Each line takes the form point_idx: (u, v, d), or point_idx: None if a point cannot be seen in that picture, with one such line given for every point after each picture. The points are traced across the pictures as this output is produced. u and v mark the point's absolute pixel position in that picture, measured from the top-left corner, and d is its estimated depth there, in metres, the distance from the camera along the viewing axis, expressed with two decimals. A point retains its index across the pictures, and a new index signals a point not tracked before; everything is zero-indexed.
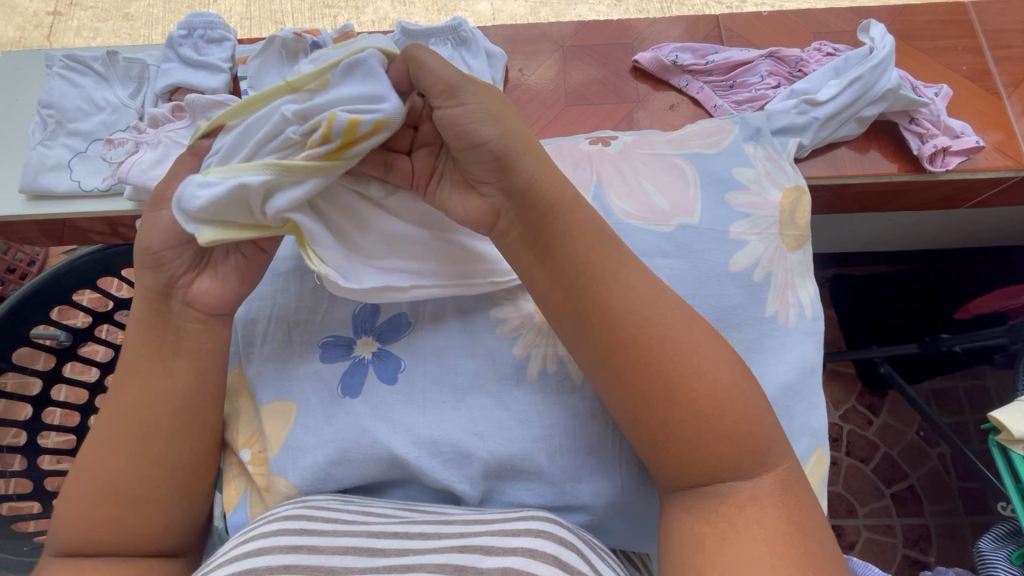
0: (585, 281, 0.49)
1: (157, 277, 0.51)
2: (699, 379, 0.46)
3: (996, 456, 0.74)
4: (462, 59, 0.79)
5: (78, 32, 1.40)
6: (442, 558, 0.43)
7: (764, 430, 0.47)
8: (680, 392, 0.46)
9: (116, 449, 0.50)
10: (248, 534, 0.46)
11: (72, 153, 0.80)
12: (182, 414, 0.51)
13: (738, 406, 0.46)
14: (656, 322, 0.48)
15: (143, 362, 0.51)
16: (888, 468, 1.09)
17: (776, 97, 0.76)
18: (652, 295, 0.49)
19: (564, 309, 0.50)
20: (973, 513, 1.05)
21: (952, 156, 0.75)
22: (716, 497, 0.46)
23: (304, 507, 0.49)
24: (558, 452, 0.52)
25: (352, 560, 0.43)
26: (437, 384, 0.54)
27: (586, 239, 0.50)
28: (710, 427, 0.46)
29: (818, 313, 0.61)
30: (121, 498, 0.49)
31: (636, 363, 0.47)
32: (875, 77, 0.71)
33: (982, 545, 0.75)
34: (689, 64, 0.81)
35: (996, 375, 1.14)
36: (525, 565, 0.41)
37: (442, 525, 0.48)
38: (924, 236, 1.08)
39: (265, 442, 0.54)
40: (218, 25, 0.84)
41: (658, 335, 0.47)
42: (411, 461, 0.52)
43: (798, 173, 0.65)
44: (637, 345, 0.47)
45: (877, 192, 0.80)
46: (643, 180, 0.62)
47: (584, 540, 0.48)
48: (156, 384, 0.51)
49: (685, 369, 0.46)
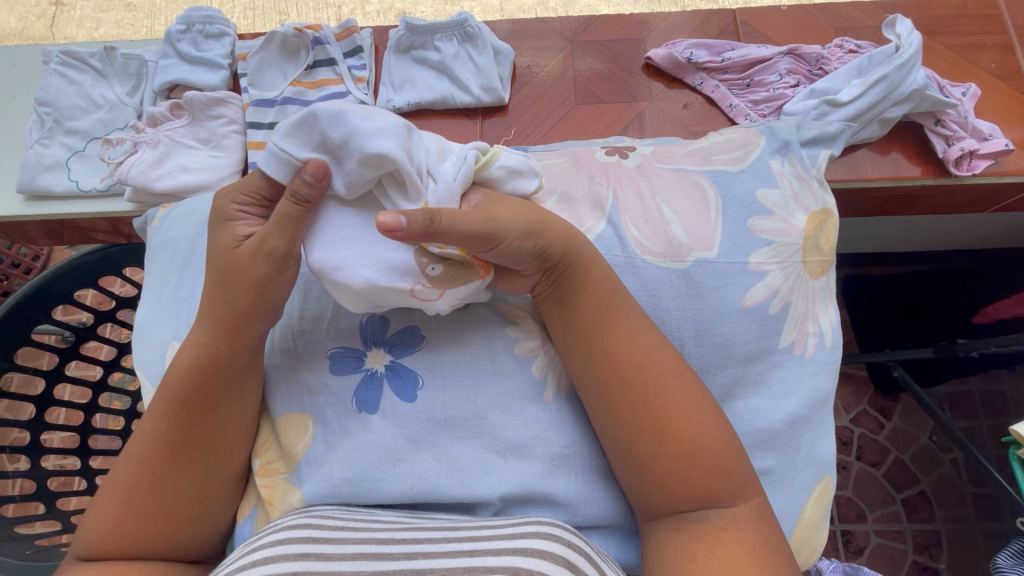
0: (597, 326, 0.50)
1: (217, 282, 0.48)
2: (686, 425, 0.47)
3: (1016, 470, 0.71)
4: (468, 56, 0.79)
5: (80, 23, 1.38)
6: (452, 562, 0.41)
7: (736, 463, 0.47)
8: (668, 429, 0.47)
9: (175, 460, 0.48)
10: (253, 544, 0.44)
11: (70, 152, 0.78)
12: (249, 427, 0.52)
13: (716, 444, 0.47)
14: (658, 367, 0.49)
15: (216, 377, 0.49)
16: (899, 473, 1.07)
17: (795, 98, 0.73)
18: (651, 348, 0.50)
19: (575, 348, 0.51)
20: (987, 519, 1.03)
21: (980, 159, 0.72)
22: (697, 523, 0.46)
23: (309, 517, 0.47)
24: (567, 471, 0.51)
25: (360, 564, 0.41)
26: (457, 400, 0.51)
27: (605, 285, 0.51)
28: (693, 469, 0.46)
29: (838, 341, 0.59)
30: (173, 511, 0.47)
31: (643, 410, 0.48)
32: (901, 76, 0.68)
33: (1000, 560, 0.73)
34: (703, 62, 0.78)
35: (1015, 381, 1.11)
36: (534, 567, 0.40)
37: (450, 531, 0.46)
38: (943, 239, 1.04)
39: (282, 452, 0.53)
40: (217, 19, 0.81)
41: (657, 378, 0.48)
42: (417, 477, 0.50)
43: (828, 197, 0.62)
44: (636, 386, 0.48)
45: (897, 196, 0.77)
46: (662, 205, 0.59)
47: (592, 548, 0.47)
48: (230, 400, 0.50)
49: (676, 410, 0.47)
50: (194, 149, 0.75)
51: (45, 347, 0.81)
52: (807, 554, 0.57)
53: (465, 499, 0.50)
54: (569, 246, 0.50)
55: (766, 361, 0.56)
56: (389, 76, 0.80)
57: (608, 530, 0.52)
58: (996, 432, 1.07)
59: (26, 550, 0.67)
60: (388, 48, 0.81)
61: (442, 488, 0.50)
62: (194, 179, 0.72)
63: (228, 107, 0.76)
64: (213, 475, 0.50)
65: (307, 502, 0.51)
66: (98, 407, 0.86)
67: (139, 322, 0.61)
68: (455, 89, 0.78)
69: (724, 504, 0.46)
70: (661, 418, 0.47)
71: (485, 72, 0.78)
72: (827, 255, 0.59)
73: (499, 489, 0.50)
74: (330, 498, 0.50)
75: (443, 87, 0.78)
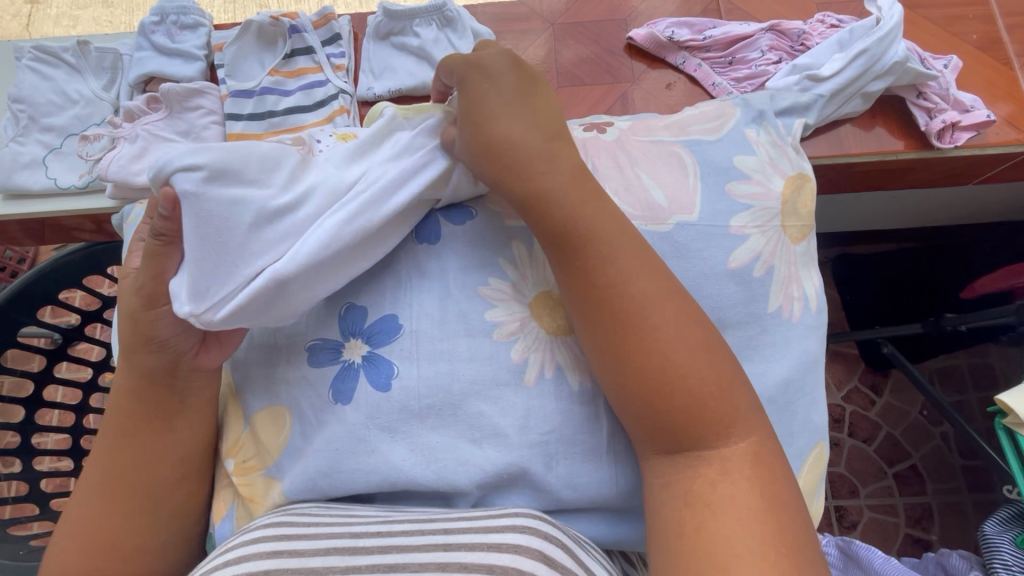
0: (603, 281, 0.46)
1: (162, 359, 0.50)
2: (686, 382, 0.43)
3: (1002, 439, 0.72)
4: (448, 41, 0.78)
5: (57, 21, 1.36)
6: (425, 557, 0.41)
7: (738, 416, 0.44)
8: (674, 392, 0.43)
9: (113, 505, 0.48)
10: (226, 545, 0.44)
11: (47, 150, 0.77)
12: (188, 462, 0.52)
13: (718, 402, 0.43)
14: (683, 365, 0.44)
15: (141, 425, 0.50)
16: (890, 448, 1.08)
17: (777, 74, 0.73)
18: (663, 303, 0.45)
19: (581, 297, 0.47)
20: (977, 490, 1.04)
21: (962, 131, 0.72)
22: (689, 478, 0.43)
23: (285, 515, 0.48)
24: (554, 457, 0.50)
25: (334, 560, 0.41)
26: (432, 389, 0.51)
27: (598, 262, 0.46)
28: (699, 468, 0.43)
29: (822, 306, 0.59)
30: (118, 552, 0.48)
31: (646, 372, 0.44)
32: (882, 50, 0.68)
33: (987, 528, 0.74)
34: (686, 41, 0.78)
35: (1002, 354, 1.12)
36: (509, 564, 0.40)
37: (425, 524, 0.46)
38: (928, 215, 1.05)
39: (257, 449, 0.53)
40: (191, 10, 0.80)
41: (696, 389, 0.43)
42: (404, 468, 0.50)
43: (802, 160, 0.63)
44: (634, 345, 0.44)
45: (882, 171, 0.76)
46: (640, 172, 0.59)
47: (569, 535, 0.47)
48: (159, 438, 0.50)
49: (679, 373, 0.44)
50: (174, 142, 0.74)
51: (32, 349, 0.81)
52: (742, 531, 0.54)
53: (450, 486, 0.50)
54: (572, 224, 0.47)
55: (755, 339, 0.56)
56: (369, 64, 0.79)
57: (596, 513, 0.52)
58: (985, 404, 1.08)
59: (19, 550, 0.67)
60: (367, 35, 0.80)
61: (427, 476, 0.50)
62: None
63: (206, 98, 0.75)
64: (146, 508, 0.49)
65: (289, 497, 0.51)
66: (89, 407, 0.85)
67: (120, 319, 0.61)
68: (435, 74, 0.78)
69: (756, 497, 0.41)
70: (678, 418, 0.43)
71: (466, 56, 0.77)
72: (807, 219, 0.60)
73: (482, 476, 0.50)
74: (312, 492, 0.51)
75: (423, 73, 0.78)
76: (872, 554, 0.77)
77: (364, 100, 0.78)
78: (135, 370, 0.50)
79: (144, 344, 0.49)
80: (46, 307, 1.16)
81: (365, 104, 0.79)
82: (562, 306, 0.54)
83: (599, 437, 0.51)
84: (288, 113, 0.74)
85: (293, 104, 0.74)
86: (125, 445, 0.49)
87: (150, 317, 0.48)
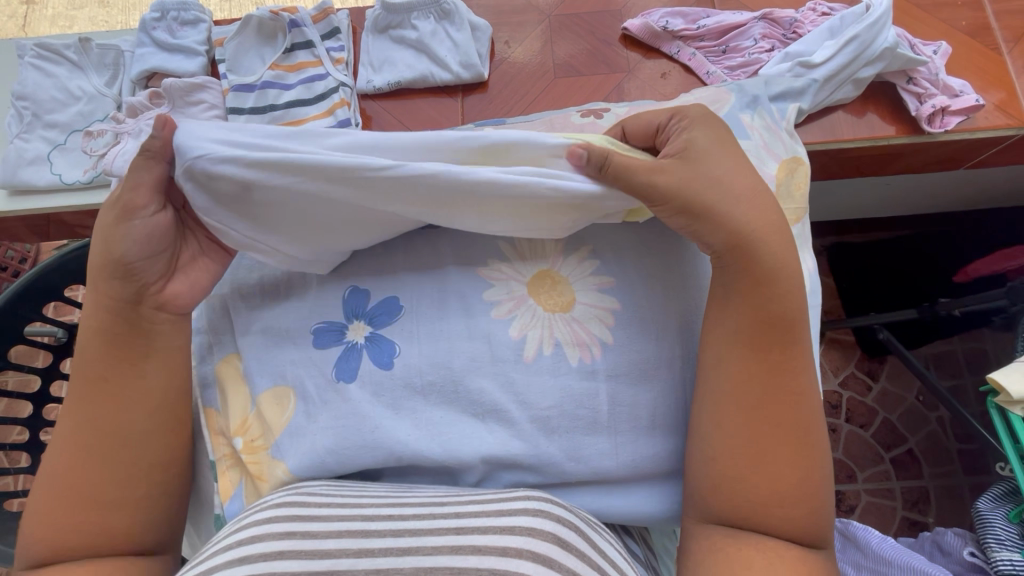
0: (763, 334, 0.47)
1: (127, 286, 0.47)
2: (790, 455, 0.45)
3: (994, 417, 0.73)
4: (446, 33, 0.79)
5: (53, 22, 1.36)
6: (439, 540, 0.42)
7: (823, 508, 0.45)
8: (780, 453, 0.45)
9: (82, 453, 0.45)
10: (242, 521, 0.46)
11: (51, 146, 0.78)
12: (162, 411, 0.49)
13: (813, 485, 0.45)
14: (797, 410, 0.46)
15: (110, 371, 0.47)
16: (887, 432, 1.09)
17: (771, 62, 0.73)
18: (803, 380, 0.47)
19: (740, 338, 0.47)
20: (972, 472, 1.06)
21: (952, 116, 0.73)
22: (746, 532, 0.45)
23: (298, 494, 0.49)
24: (555, 434, 0.52)
25: (347, 542, 0.42)
26: (433, 368, 0.52)
27: (775, 308, 0.47)
28: (746, 477, 0.45)
29: (815, 288, 0.60)
30: (100, 502, 0.45)
31: (762, 426, 0.46)
32: (872, 35, 0.69)
33: (981, 504, 0.76)
34: (679, 30, 0.79)
35: (997, 337, 1.14)
36: (522, 547, 0.41)
37: (436, 508, 0.47)
38: (922, 201, 1.06)
39: (264, 428, 0.54)
40: (191, 6, 0.81)
41: (797, 470, 0.45)
42: (409, 447, 0.51)
43: (796, 144, 0.64)
44: (768, 400, 0.46)
45: (874, 156, 0.78)
46: None
47: (582, 517, 0.48)
48: (130, 386, 0.47)
49: (790, 444, 0.45)
50: None
51: (40, 344, 0.82)
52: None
53: (454, 463, 0.51)
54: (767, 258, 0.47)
55: None
56: (368, 57, 0.80)
57: (597, 490, 0.53)
58: (980, 386, 1.10)
59: None
60: (366, 29, 0.82)
61: (431, 453, 0.51)
62: None
63: (208, 93, 0.76)
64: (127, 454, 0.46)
65: (294, 474, 0.52)
66: None
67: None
68: (433, 66, 0.79)
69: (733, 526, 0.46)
70: (769, 447, 0.45)
71: (464, 48, 0.78)
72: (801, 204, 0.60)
73: (484, 454, 0.51)
74: (318, 472, 0.52)
75: (422, 66, 0.79)
76: (870, 534, 0.78)
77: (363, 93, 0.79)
78: (98, 302, 0.48)
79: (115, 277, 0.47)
80: (50, 305, 1.17)
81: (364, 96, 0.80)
82: (561, 285, 0.55)
83: (598, 412, 0.52)
84: (289, 107, 0.75)
85: (294, 98, 0.76)
86: (94, 388, 0.46)
87: (119, 232, 0.47)
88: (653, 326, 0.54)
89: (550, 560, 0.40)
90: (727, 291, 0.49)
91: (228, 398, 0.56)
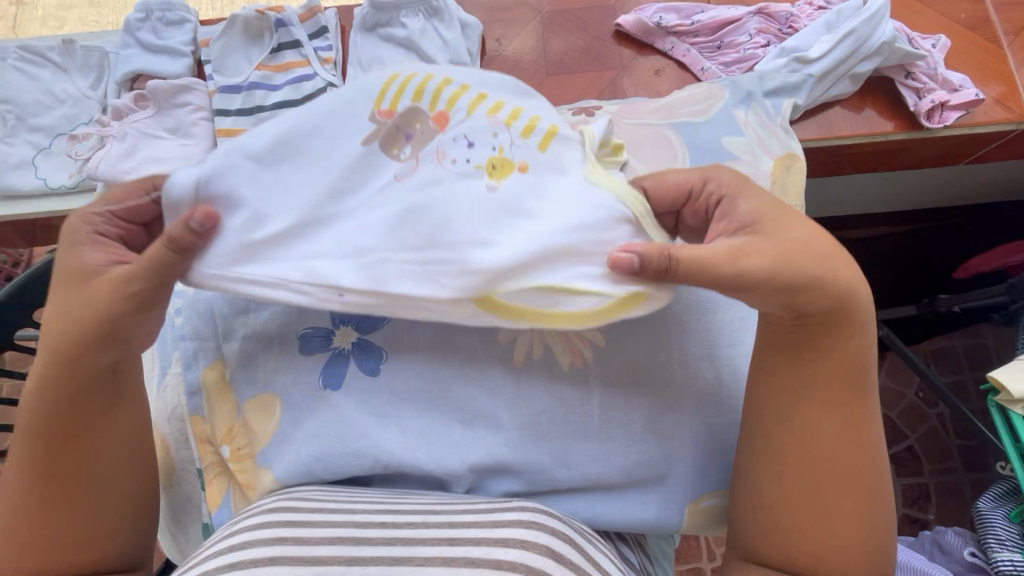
0: (812, 394, 0.44)
1: (99, 359, 0.45)
2: (843, 509, 0.43)
3: (994, 416, 0.72)
4: (436, 31, 0.78)
5: (43, 23, 1.35)
6: (431, 552, 0.41)
7: (880, 561, 0.43)
8: (832, 507, 0.43)
9: (45, 492, 0.44)
10: (232, 528, 0.45)
11: (37, 150, 0.77)
12: (128, 499, 0.48)
13: (869, 541, 0.43)
14: (849, 465, 0.44)
15: (84, 409, 0.45)
16: (886, 429, 1.09)
17: (766, 57, 0.73)
18: (853, 435, 0.44)
19: (784, 406, 0.45)
20: (973, 469, 1.05)
21: (951, 111, 0.72)
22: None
23: (289, 499, 0.48)
24: (545, 441, 0.51)
25: (339, 549, 0.41)
26: (421, 374, 0.52)
27: (844, 356, 0.44)
28: (797, 531, 0.44)
29: None
30: (64, 541, 0.44)
31: (811, 478, 0.43)
32: (869, 30, 0.68)
33: (981, 504, 0.75)
34: (673, 26, 0.78)
35: (997, 333, 1.13)
36: (516, 560, 0.39)
37: (430, 516, 0.46)
38: (921, 197, 1.05)
39: (250, 437, 0.54)
40: (176, 6, 0.80)
41: (850, 530, 0.43)
42: (398, 456, 0.50)
43: (791, 139, 0.64)
44: (817, 455, 0.44)
45: (872, 153, 0.76)
46: (632, 156, 0.62)
47: (575, 528, 0.47)
48: (96, 444, 0.46)
49: (842, 499, 0.43)
50: None
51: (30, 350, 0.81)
52: (704, 518, 0.52)
53: (443, 472, 0.50)
54: (857, 307, 0.44)
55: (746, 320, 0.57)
56: (358, 56, 0.79)
57: (590, 499, 0.52)
58: (980, 383, 1.09)
59: None
60: (354, 27, 0.80)
61: (419, 462, 0.50)
62: None
63: (194, 94, 0.75)
64: (90, 496, 0.45)
65: (281, 482, 0.51)
66: None
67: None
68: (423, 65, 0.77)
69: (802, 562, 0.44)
70: (835, 492, 0.43)
71: (453, 46, 0.77)
72: (796, 198, 0.61)
73: (472, 462, 0.50)
74: (305, 482, 0.51)
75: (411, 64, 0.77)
76: None
77: None
78: (61, 360, 0.44)
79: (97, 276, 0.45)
80: None
81: None
82: None
83: (590, 417, 0.51)
84: (276, 108, 0.74)
85: (281, 99, 0.74)
86: (59, 434, 0.44)
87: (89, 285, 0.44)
88: (647, 325, 0.53)
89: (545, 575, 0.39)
90: (796, 333, 0.45)
91: (210, 404, 0.55)
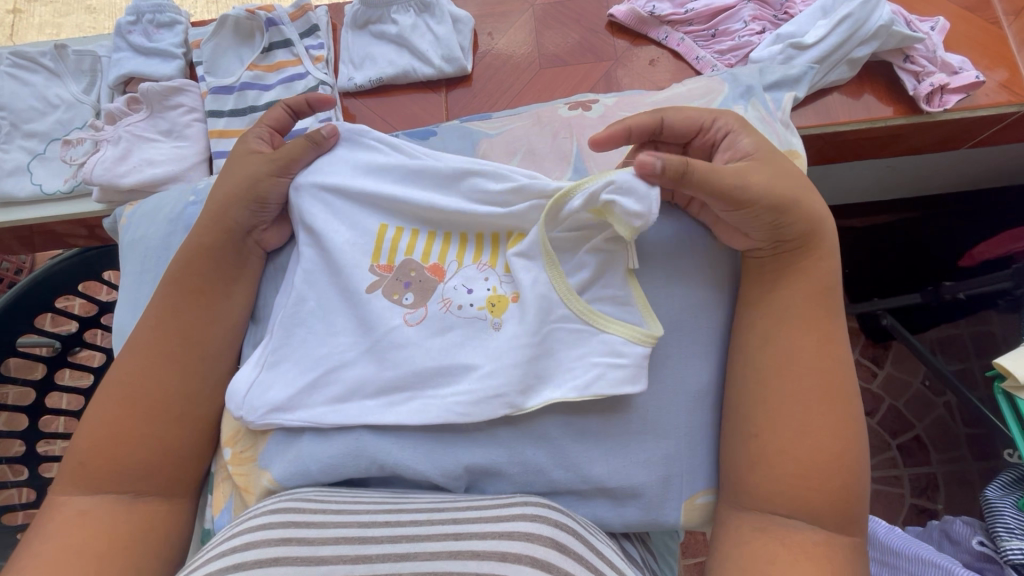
0: (792, 315, 0.49)
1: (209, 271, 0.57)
2: (815, 447, 0.45)
3: (1001, 404, 0.71)
4: (427, 26, 0.77)
5: (40, 29, 1.34)
6: (437, 546, 0.41)
7: (858, 499, 0.45)
8: (806, 428, 0.46)
9: (145, 388, 0.52)
10: (236, 528, 0.45)
11: (31, 156, 0.77)
12: (190, 421, 0.54)
13: (844, 477, 0.45)
14: (825, 397, 0.46)
15: (189, 315, 0.55)
16: (893, 420, 1.07)
17: (761, 44, 0.72)
18: (821, 359, 0.48)
19: (770, 327, 0.50)
20: (980, 458, 1.03)
21: (951, 94, 0.70)
22: (778, 526, 0.45)
23: (291, 499, 0.48)
24: (542, 441, 0.51)
25: (344, 549, 0.41)
26: (415, 373, 0.52)
27: (811, 281, 0.50)
28: (775, 464, 0.46)
29: None
30: (141, 439, 0.51)
31: (790, 393, 0.47)
32: (865, 14, 0.67)
33: (989, 493, 0.74)
34: (667, 15, 0.77)
35: (1003, 320, 1.11)
36: (522, 552, 0.40)
37: (434, 512, 0.46)
38: (923, 182, 1.04)
39: (254, 441, 0.55)
40: (167, 8, 0.79)
41: (820, 455, 0.45)
42: (397, 454, 0.51)
43: (792, 137, 0.63)
44: (795, 372, 0.47)
45: (872, 138, 0.76)
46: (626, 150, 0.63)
47: (578, 521, 0.47)
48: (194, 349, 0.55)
49: (812, 427, 0.46)
50: (157, 142, 0.73)
51: (32, 357, 0.81)
52: (702, 515, 0.52)
53: (440, 468, 0.51)
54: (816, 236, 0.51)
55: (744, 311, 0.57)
56: (349, 54, 0.79)
57: (588, 497, 0.52)
58: (987, 371, 1.07)
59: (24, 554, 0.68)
60: (345, 25, 0.80)
61: (412, 460, 0.51)
62: (159, 172, 0.71)
63: (187, 97, 0.75)
64: (170, 395, 0.53)
65: (276, 481, 0.53)
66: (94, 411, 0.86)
67: (117, 325, 0.63)
68: (415, 62, 0.77)
69: (784, 513, 0.45)
70: (812, 426, 0.46)
71: (444, 41, 0.77)
72: None
73: (470, 458, 0.51)
74: (306, 480, 0.52)
75: (404, 60, 0.77)
76: (876, 526, 0.76)
77: (345, 91, 0.78)
78: (186, 273, 0.56)
79: (234, 258, 0.58)
80: (46, 315, 1.16)
81: (346, 95, 0.78)
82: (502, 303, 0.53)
83: (584, 422, 0.51)
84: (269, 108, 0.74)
85: (273, 98, 0.74)
86: (178, 336, 0.55)
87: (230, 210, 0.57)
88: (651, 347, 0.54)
89: (550, 565, 0.39)
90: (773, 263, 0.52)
91: (220, 407, 0.57)
